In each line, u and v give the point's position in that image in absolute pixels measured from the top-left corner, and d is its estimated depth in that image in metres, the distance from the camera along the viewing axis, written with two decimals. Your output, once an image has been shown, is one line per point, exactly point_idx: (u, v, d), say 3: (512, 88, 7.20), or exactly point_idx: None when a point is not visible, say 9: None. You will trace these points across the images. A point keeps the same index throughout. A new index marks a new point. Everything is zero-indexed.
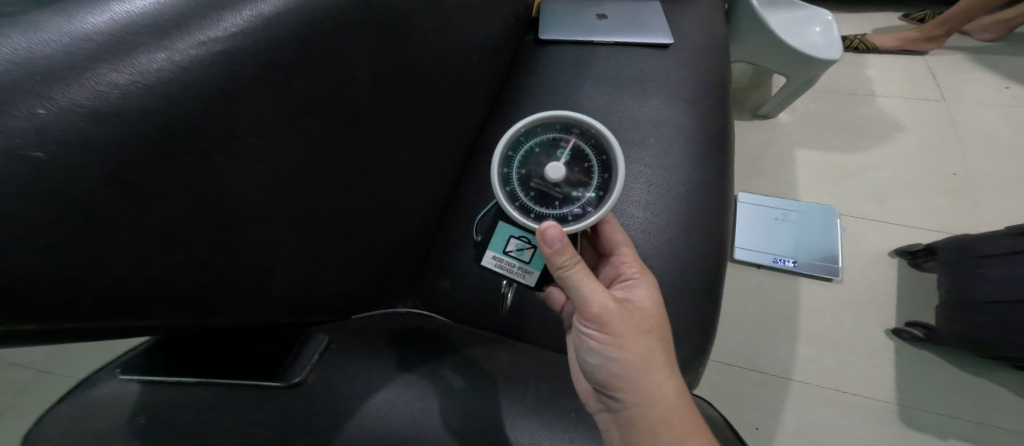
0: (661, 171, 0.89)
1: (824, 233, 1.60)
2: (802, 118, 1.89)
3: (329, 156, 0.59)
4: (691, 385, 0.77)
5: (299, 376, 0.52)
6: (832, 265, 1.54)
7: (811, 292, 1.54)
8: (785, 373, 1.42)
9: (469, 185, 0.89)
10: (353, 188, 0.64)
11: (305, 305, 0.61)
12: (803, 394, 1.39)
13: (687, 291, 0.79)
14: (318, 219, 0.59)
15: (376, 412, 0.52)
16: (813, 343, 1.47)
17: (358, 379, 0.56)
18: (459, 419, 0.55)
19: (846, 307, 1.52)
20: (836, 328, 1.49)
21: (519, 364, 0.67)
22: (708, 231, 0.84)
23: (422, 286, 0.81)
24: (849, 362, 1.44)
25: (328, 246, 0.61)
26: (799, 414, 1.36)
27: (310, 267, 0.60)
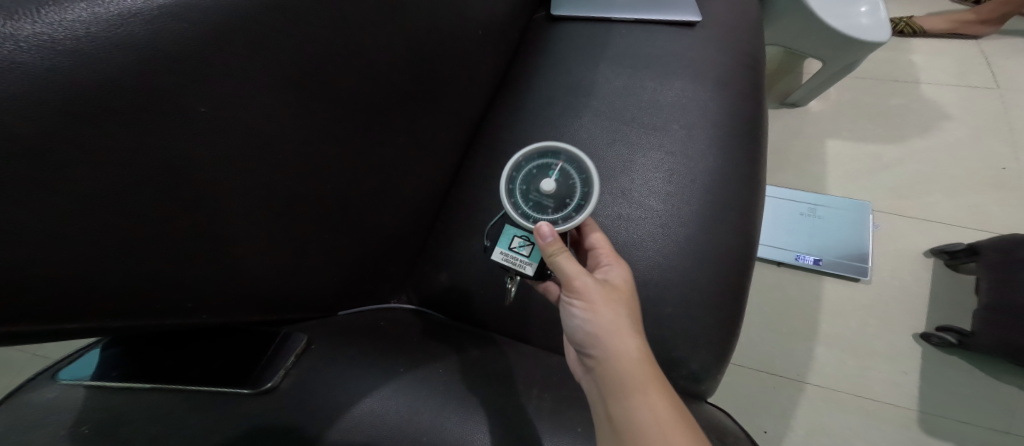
0: (683, 159, 0.81)
1: (854, 229, 1.49)
2: (835, 105, 1.76)
3: (313, 136, 0.54)
4: (706, 393, 0.71)
5: (273, 381, 0.47)
6: (860, 265, 1.44)
7: (834, 292, 1.44)
8: (800, 376, 1.34)
9: (472, 172, 0.83)
10: (339, 172, 0.58)
11: (284, 299, 0.56)
12: (819, 399, 1.32)
13: (708, 292, 0.71)
14: (299, 204, 0.54)
15: (364, 417, 0.47)
16: (833, 346, 1.38)
17: (343, 379, 0.50)
18: (453, 424, 0.49)
19: (872, 309, 1.42)
20: (860, 331, 1.40)
21: (519, 368, 0.61)
22: (734, 228, 0.76)
23: (418, 279, 0.75)
24: (871, 366, 1.35)
25: (311, 236, 0.56)
26: (812, 419, 1.30)
27: (291, 260, 0.55)
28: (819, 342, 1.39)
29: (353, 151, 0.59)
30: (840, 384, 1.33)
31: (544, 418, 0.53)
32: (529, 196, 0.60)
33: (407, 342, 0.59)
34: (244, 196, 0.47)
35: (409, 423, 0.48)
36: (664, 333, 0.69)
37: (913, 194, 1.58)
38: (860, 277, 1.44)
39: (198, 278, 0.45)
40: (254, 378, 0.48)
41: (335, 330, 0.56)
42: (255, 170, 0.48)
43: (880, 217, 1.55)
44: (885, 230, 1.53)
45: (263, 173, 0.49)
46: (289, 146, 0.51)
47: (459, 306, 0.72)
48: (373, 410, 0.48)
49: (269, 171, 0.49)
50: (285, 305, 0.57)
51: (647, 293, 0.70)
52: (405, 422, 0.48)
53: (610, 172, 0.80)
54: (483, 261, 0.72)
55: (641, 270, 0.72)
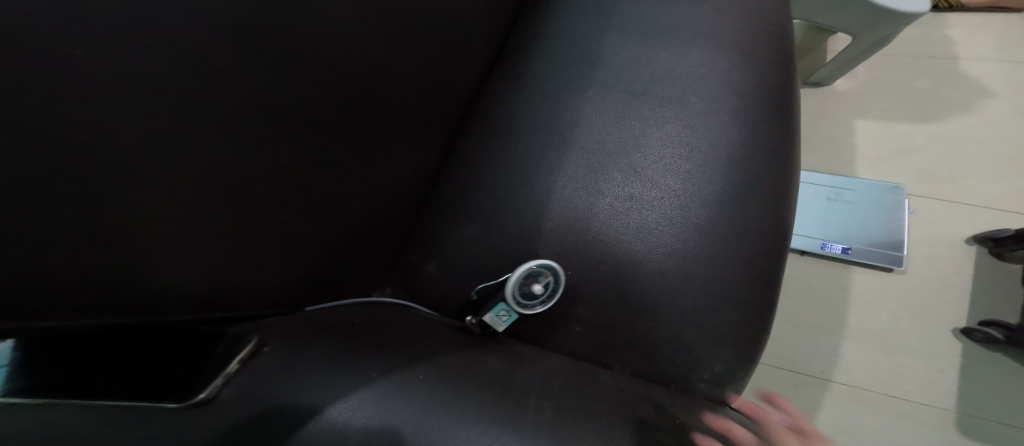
0: (706, 134, 0.71)
1: (888, 214, 1.35)
2: (865, 83, 1.62)
3: (278, 96, 0.42)
4: (730, 399, 0.62)
5: (210, 390, 0.37)
6: (893, 254, 1.31)
7: (864, 284, 1.33)
8: (826, 374, 1.24)
9: (465, 149, 0.73)
10: (310, 144, 0.47)
11: (236, 296, 0.46)
12: (846, 398, 1.22)
13: (735, 284, 0.62)
14: (259, 184, 0.43)
15: (338, 426, 0.38)
16: (863, 341, 1.27)
17: (312, 377, 0.41)
18: (441, 432, 0.40)
19: (906, 302, 1.30)
20: (893, 325, 1.28)
21: (517, 367, 0.52)
22: (763, 212, 0.67)
23: (405, 270, 0.67)
24: (906, 364, 1.24)
25: (271, 221, 0.46)
26: (839, 420, 1.20)
27: (245, 249, 0.44)
28: (847, 338, 1.28)
29: (330, 121, 0.49)
30: (871, 382, 1.23)
31: (552, 424, 0.43)
32: (517, 286, 0.58)
33: (385, 338, 0.50)
34: (177, 166, 0.35)
35: (389, 431, 0.39)
36: (686, 330, 0.60)
37: (952, 177, 1.44)
38: (893, 267, 1.32)
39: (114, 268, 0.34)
40: (186, 386, 0.38)
41: (294, 326, 0.48)
42: (197, 131, 0.36)
43: (914, 203, 1.42)
44: (920, 216, 1.40)
45: (207, 137, 0.37)
46: (245, 107, 0.40)
47: (450, 300, 0.64)
48: (345, 414, 0.39)
49: (215, 136, 0.38)
50: (239, 302, 0.46)
51: (664, 285, 0.61)
52: (384, 430, 0.39)
53: (621, 147, 0.70)
54: (477, 251, 0.65)
55: (658, 257, 0.62)
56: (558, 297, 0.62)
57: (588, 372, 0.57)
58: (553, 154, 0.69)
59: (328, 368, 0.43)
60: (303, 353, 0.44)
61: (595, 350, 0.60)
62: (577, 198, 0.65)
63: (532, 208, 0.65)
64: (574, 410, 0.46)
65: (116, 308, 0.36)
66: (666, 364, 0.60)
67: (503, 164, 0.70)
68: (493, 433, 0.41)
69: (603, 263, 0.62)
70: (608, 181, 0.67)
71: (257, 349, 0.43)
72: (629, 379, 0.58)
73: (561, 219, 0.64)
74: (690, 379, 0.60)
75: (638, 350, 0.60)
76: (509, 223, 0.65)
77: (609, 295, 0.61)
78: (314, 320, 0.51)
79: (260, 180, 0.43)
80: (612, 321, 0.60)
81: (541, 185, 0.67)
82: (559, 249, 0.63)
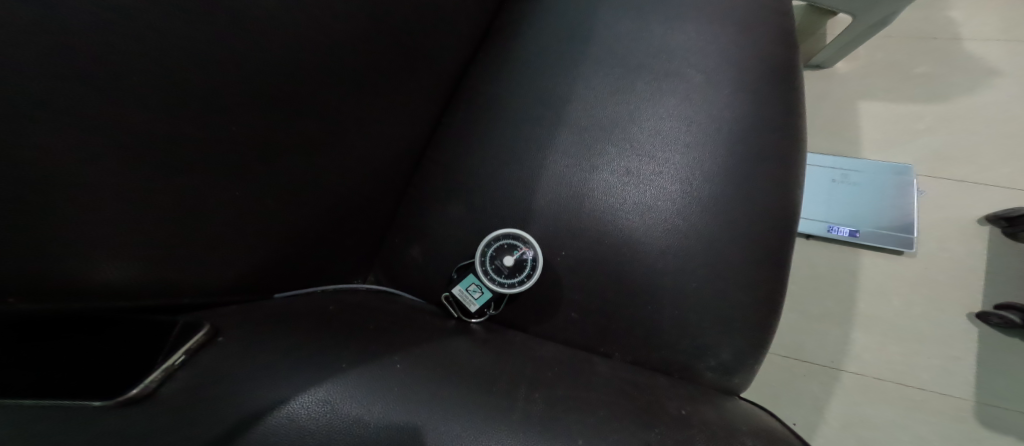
0: (707, 104, 0.66)
1: (897, 197, 1.30)
2: (873, 58, 1.55)
3: (232, 53, 0.37)
4: (740, 388, 0.57)
5: (141, 388, 0.31)
6: (904, 236, 1.27)
7: (874, 268, 1.28)
8: (836, 363, 1.19)
9: (450, 125, 0.68)
10: (272, 111, 0.41)
11: (187, 282, 0.40)
12: (856, 387, 1.17)
13: (745, 264, 0.57)
14: (208, 155, 0.37)
15: (302, 422, 0.34)
16: (873, 328, 1.22)
17: (276, 369, 0.37)
18: (418, 428, 0.36)
19: (918, 286, 1.26)
20: (905, 311, 1.23)
21: (507, 356, 0.48)
22: (774, 188, 0.61)
23: (388, 257, 0.63)
24: (919, 351, 1.19)
25: (227, 198, 0.40)
26: (849, 410, 1.15)
27: (196, 229, 0.38)
28: (857, 325, 1.23)
29: (297, 89, 0.43)
30: (882, 370, 1.18)
31: (545, 418, 0.39)
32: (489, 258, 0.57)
33: (361, 329, 0.45)
34: (95, 126, 0.29)
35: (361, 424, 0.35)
36: (691, 314, 0.55)
37: (963, 155, 1.39)
38: (904, 250, 1.27)
39: (13, 244, 0.27)
40: (116, 381, 0.32)
41: (255, 313, 0.44)
42: (127, 86, 0.30)
43: (924, 183, 1.37)
44: (929, 197, 1.35)
45: (141, 92, 0.31)
46: (188, 61, 0.34)
47: (437, 287, 0.60)
48: (310, 408, 0.35)
49: (150, 91, 0.32)
50: (192, 288, 0.41)
51: (665, 266, 0.56)
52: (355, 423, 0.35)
53: (617, 121, 0.65)
54: (465, 234, 0.60)
55: (658, 236, 0.57)
56: (551, 281, 0.57)
57: (585, 361, 0.52)
58: (545, 129, 0.64)
59: (292, 363, 0.38)
60: (264, 341, 0.39)
61: (593, 337, 0.56)
62: (569, 175, 0.61)
63: (522, 187, 0.61)
64: (569, 401, 0.42)
65: (18, 294, 0.29)
66: (669, 350, 0.55)
67: (492, 140, 0.64)
68: (476, 430, 0.37)
69: (598, 243, 0.57)
70: (603, 157, 0.62)
71: (208, 341, 0.38)
72: (629, 367, 0.54)
73: (553, 198, 0.60)
74: (696, 367, 0.55)
75: (639, 336, 0.55)
76: (498, 204, 0.60)
77: (608, 277, 0.56)
78: (279, 308, 0.46)
79: (213, 149, 0.37)
80: (610, 306, 0.56)
81: (532, 163, 0.62)
82: (550, 230, 0.58)
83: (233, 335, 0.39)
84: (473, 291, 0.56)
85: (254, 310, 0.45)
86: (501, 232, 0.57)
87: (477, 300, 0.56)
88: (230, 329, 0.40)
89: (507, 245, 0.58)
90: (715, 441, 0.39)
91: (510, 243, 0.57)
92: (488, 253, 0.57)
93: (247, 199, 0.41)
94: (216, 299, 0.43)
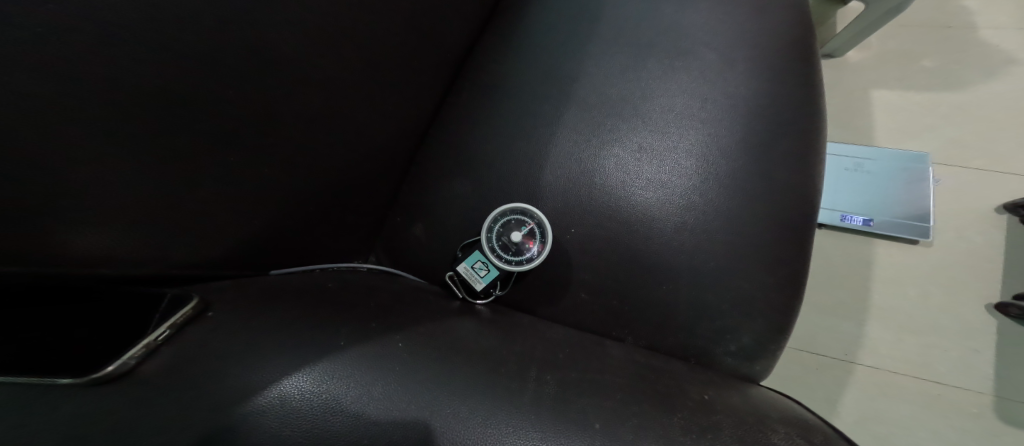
0: (727, 72, 0.62)
1: (911, 185, 1.20)
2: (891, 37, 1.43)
3: (228, 8, 0.34)
4: (760, 376, 0.55)
5: (118, 364, 0.29)
6: (920, 225, 1.18)
7: (888, 259, 1.20)
8: (850, 356, 1.13)
9: (455, 101, 0.65)
10: (266, 74, 0.38)
11: (176, 253, 0.37)
12: (869, 381, 1.10)
13: (765, 244, 0.54)
14: (198, 117, 0.34)
15: (295, 404, 0.32)
16: (885, 320, 1.15)
17: (271, 347, 0.34)
18: (424, 411, 0.34)
19: (933, 276, 1.17)
20: (918, 302, 1.16)
21: (516, 337, 0.45)
22: (795, 165, 0.57)
23: (391, 238, 0.60)
24: (933, 344, 1.12)
25: (225, 168, 0.38)
26: (861, 404, 1.08)
27: (185, 198, 0.36)
28: (871, 317, 1.16)
29: (295, 53, 0.40)
30: (898, 363, 1.11)
31: (560, 401, 0.36)
32: (499, 234, 0.55)
33: (363, 308, 0.42)
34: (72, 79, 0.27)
35: (359, 409, 0.33)
36: (709, 296, 0.53)
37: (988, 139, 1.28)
38: (919, 240, 1.19)
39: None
40: (91, 355, 0.29)
41: (249, 288, 0.42)
42: (111, 35, 0.28)
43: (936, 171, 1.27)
44: (945, 185, 1.25)
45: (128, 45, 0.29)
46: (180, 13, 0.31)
47: (441, 269, 0.58)
48: (304, 391, 0.33)
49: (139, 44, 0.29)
50: (180, 260, 0.38)
51: (680, 244, 0.54)
52: (351, 408, 0.33)
53: (631, 95, 0.61)
54: (471, 214, 0.58)
55: (672, 214, 0.54)
56: (562, 261, 0.55)
57: (596, 344, 0.50)
58: (553, 104, 0.61)
59: (296, 343, 0.35)
60: (266, 318, 0.37)
61: (604, 321, 0.53)
62: (579, 151, 0.58)
63: (531, 165, 0.58)
64: (584, 384, 0.39)
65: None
66: (685, 334, 0.52)
67: (498, 117, 0.62)
68: (488, 412, 0.34)
69: (609, 220, 0.55)
70: (615, 132, 0.59)
71: (196, 316, 0.35)
72: (643, 351, 0.51)
73: (561, 174, 0.57)
74: (714, 352, 0.53)
75: (654, 318, 0.53)
76: (507, 183, 0.58)
77: (621, 257, 0.54)
78: (274, 284, 0.44)
79: (203, 112, 0.34)
80: (624, 287, 0.53)
81: (540, 139, 0.59)
82: (560, 207, 0.56)
83: (228, 312, 0.37)
84: (479, 269, 0.54)
85: (255, 286, 0.43)
86: (509, 206, 0.55)
87: (484, 278, 0.54)
88: (222, 306, 0.37)
89: (515, 221, 0.55)
90: (743, 427, 0.37)
91: (518, 219, 0.55)
92: (495, 230, 0.55)
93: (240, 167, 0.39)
94: (208, 272, 0.41)
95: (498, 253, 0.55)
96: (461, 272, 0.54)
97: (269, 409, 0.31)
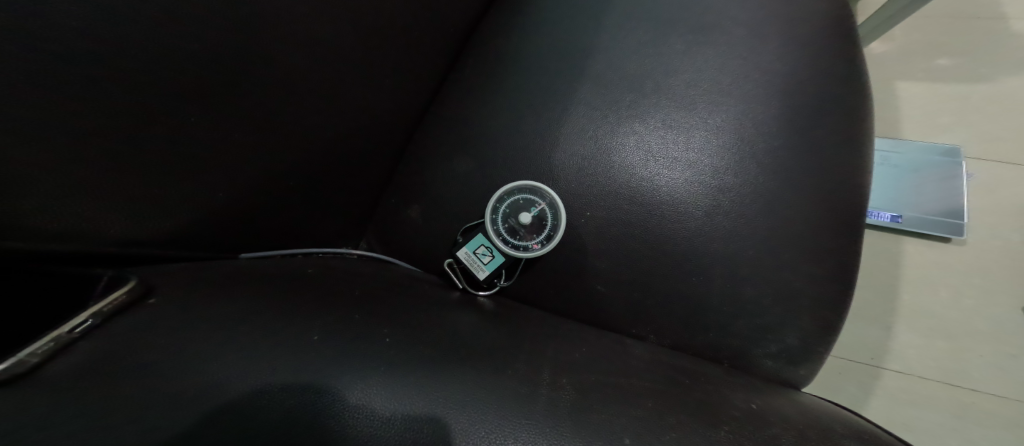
0: (771, 33, 0.53)
1: (939, 182, 0.97)
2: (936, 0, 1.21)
3: None
4: (800, 381, 0.48)
5: (10, 363, 0.23)
6: (951, 221, 0.95)
7: (919, 259, 0.97)
8: (877, 360, 0.91)
9: (459, 72, 0.58)
10: (250, 24, 0.32)
11: (115, 226, 0.30)
12: (896, 387, 0.89)
13: (809, 232, 0.47)
14: (161, 64, 0.28)
15: (270, 398, 0.25)
16: (913, 322, 0.93)
17: (237, 339, 0.28)
18: (431, 405, 0.28)
19: (967, 272, 0.95)
20: (949, 302, 0.94)
21: (524, 333, 0.40)
22: (843, 144, 0.50)
23: (384, 222, 0.54)
24: (968, 350, 0.90)
25: (202, 134, 0.32)
26: (887, 411, 0.88)
27: (134, 159, 0.29)
28: (898, 318, 0.94)
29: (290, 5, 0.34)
30: (929, 369, 0.90)
31: (578, 410, 0.30)
32: (505, 216, 0.50)
33: (353, 295, 0.36)
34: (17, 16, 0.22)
35: (351, 401, 0.26)
36: (746, 290, 0.46)
37: None
38: (952, 237, 0.96)
39: None
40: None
41: (208, 273, 0.35)
42: None
43: (972, 165, 1.02)
44: (981, 181, 1.01)
45: None
46: None
47: (440, 257, 0.52)
48: (280, 379, 0.26)
49: None
50: (120, 236, 0.31)
51: (712, 230, 0.47)
52: (340, 399, 0.26)
53: (657, 63, 0.53)
54: (475, 197, 0.52)
55: (702, 196, 0.48)
56: (577, 250, 0.49)
57: (616, 342, 0.44)
58: (568, 74, 0.54)
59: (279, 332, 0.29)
60: (240, 306, 0.31)
61: (623, 316, 0.47)
62: (595, 126, 0.51)
63: (544, 143, 0.52)
64: (608, 388, 0.33)
65: None
66: (718, 332, 0.46)
67: (506, 90, 0.55)
68: (502, 416, 0.28)
69: (631, 203, 0.49)
70: (638, 104, 0.52)
71: (134, 301, 0.29)
72: (668, 351, 0.45)
73: (576, 151, 0.51)
74: (751, 353, 0.46)
75: (681, 314, 0.46)
76: (516, 163, 0.52)
77: (645, 246, 0.47)
78: (242, 268, 0.38)
79: (169, 57, 0.28)
80: (646, 278, 0.47)
81: (552, 113, 0.53)
82: (574, 188, 0.50)
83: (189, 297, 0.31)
84: (482, 256, 0.49)
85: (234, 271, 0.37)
86: (517, 184, 0.50)
87: (487, 265, 0.48)
88: (173, 291, 0.31)
89: (523, 201, 0.50)
90: (807, 443, 0.31)
91: (526, 199, 0.50)
92: (500, 211, 0.50)
93: (210, 129, 0.32)
94: (159, 251, 0.34)
95: (503, 237, 0.49)
96: (462, 259, 0.49)
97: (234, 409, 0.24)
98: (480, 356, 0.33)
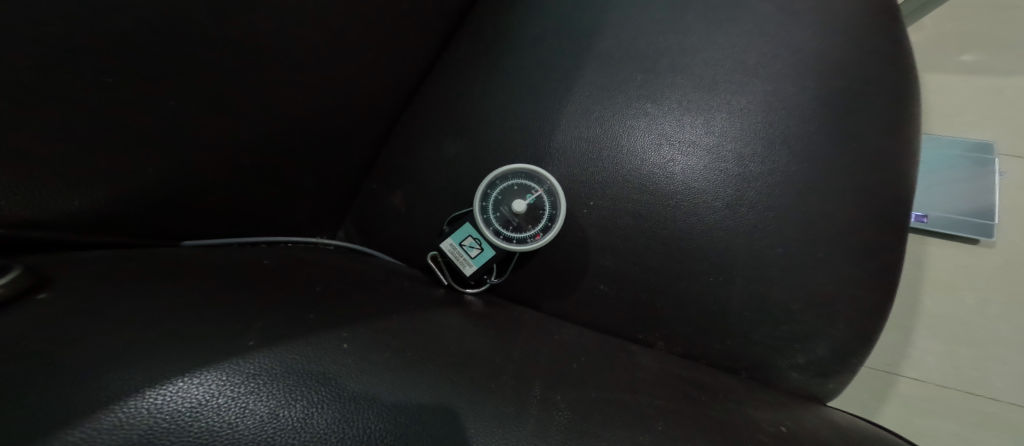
0: (802, 6, 0.47)
1: (966, 180, 0.80)
2: None
3: None
4: (826, 396, 0.43)
5: None
6: (980, 222, 0.79)
7: (945, 262, 0.81)
8: (892, 366, 0.77)
9: (451, 45, 0.52)
10: None
11: (10, 196, 0.25)
12: (913, 394, 0.75)
13: (844, 227, 0.42)
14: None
15: (233, 401, 0.21)
16: (934, 326, 0.78)
17: (144, 341, 0.22)
18: (399, 407, 0.23)
19: (1000, 274, 0.79)
20: (978, 307, 0.78)
21: (514, 337, 0.35)
22: (886, 129, 0.44)
23: (365, 211, 0.49)
24: (991, 357, 0.76)
25: (145, 95, 0.28)
26: (902, 421, 0.74)
27: (44, 111, 0.24)
28: (915, 322, 0.79)
29: None
30: (949, 375, 0.76)
31: (572, 431, 0.25)
32: (499, 203, 0.44)
33: (315, 291, 0.31)
34: None
35: (339, 392, 0.23)
36: (772, 294, 0.41)
37: None
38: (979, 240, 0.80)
39: None
40: None
41: (135, 261, 0.29)
42: None
43: (1006, 162, 0.84)
44: (1017, 178, 0.84)
45: None
46: None
47: (429, 250, 0.47)
48: (221, 372, 0.22)
49: None
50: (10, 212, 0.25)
51: (733, 225, 0.42)
52: (328, 388, 0.23)
53: (673, 39, 0.47)
54: (466, 185, 0.47)
55: (723, 185, 0.43)
56: (578, 245, 0.43)
57: (620, 350, 0.38)
58: (573, 50, 0.48)
59: (219, 322, 0.25)
60: (174, 294, 0.26)
61: (627, 320, 0.42)
62: (602, 108, 0.46)
63: (545, 127, 0.46)
64: (611, 407, 0.28)
65: None
66: (737, 340, 0.41)
67: (504, 66, 0.49)
68: (481, 426, 0.24)
69: (642, 192, 0.43)
70: (650, 84, 0.46)
71: (21, 295, 0.23)
72: (678, 360, 0.39)
73: (580, 136, 0.45)
74: (774, 364, 0.41)
75: (694, 319, 0.41)
76: (513, 147, 0.46)
77: (655, 242, 0.42)
78: (181, 256, 0.32)
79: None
80: (655, 278, 0.42)
81: (554, 94, 0.47)
82: (577, 176, 0.45)
83: (113, 285, 0.26)
84: (469, 248, 0.43)
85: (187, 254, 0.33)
86: (511, 168, 0.44)
87: (475, 259, 0.43)
88: (72, 282, 0.25)
89: (518, 187, 0.44)
90: None
91: (522, 185, 0.44)
92: (492, 198, 0.44)
93: (131, 86, 0.27)
94: (62, 234, 0.28)
95: (494, 228, 0.44)
96: (447, 250, 0.43)
97: (176, 426, 0.19)
98: (456, 362, 0.28)
